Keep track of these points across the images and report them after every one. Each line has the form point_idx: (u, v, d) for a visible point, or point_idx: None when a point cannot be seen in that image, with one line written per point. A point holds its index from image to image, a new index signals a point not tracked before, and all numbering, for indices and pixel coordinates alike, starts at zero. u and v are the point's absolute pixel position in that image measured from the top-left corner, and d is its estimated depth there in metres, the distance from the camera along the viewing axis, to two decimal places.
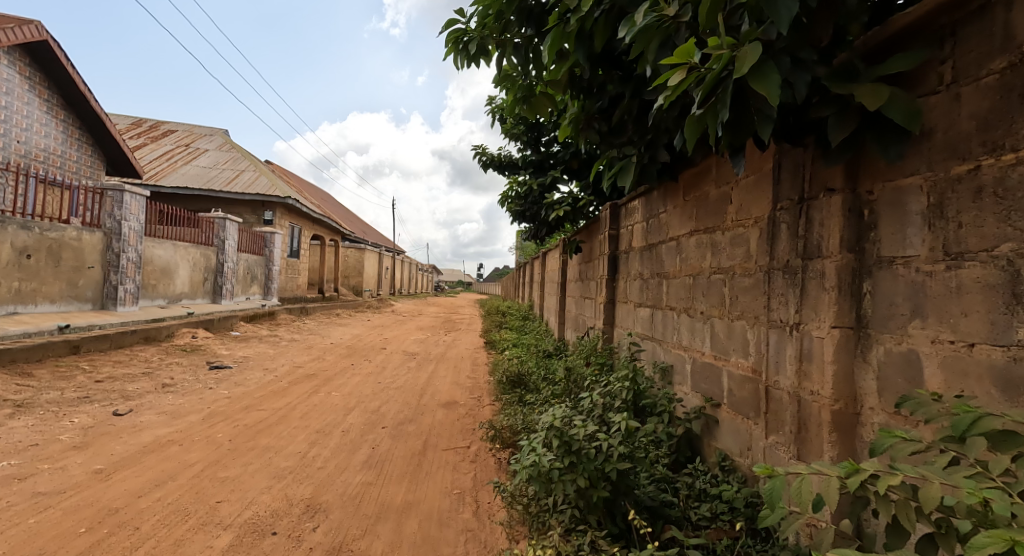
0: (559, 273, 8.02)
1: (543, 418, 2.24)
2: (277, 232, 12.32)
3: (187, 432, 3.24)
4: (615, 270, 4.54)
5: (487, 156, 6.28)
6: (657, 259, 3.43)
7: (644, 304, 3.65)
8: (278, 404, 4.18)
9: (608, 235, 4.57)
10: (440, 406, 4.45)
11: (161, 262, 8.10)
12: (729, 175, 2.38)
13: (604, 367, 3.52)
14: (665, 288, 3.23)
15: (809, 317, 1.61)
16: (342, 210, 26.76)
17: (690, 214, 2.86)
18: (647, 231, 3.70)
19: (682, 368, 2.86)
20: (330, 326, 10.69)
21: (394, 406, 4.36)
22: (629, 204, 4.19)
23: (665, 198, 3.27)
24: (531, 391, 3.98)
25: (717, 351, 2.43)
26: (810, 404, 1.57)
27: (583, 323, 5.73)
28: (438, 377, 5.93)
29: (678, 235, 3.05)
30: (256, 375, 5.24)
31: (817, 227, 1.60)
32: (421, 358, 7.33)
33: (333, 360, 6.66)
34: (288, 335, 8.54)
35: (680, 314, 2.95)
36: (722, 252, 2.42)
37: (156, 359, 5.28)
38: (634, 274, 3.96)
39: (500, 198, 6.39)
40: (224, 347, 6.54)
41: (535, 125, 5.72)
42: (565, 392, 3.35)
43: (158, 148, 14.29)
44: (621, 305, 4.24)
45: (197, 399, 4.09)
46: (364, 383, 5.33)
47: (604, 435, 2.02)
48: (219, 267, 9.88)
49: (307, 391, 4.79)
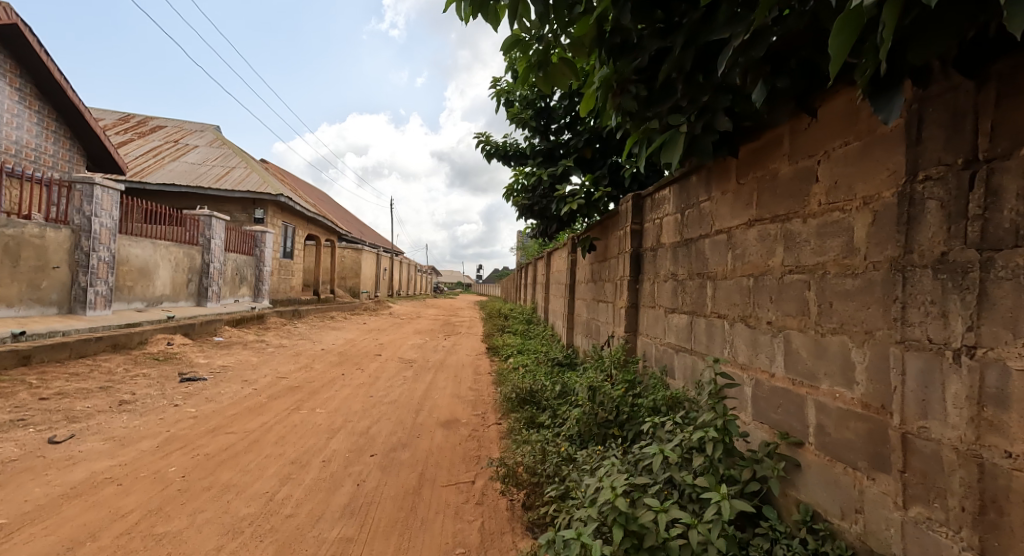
0: (566, 274, 7.49)
1: (600, 492, 1.87)
2: (269, 231, 11.78)
3: (132, 465, 2.68)
4: (638, 270, 4.02)
5: (491, 145, 5.73)
6: (698, 256, 2.89)
7: (679, 310, 3.13)
8: (251, 425, 3.62)
9: (630, 231, 4.05)
10: (439, 426, 3.89)
11: (138, 262, 7.54)
12: (812, 146, 1.85)
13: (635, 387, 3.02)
14: (710, 292, 2.70)
15: (1000, 339, 1.07)
16: (339, 210, 26.24)
17: (749, 200, 2.32)
18: (682, 224, 3.19)
19: (739, 391, 2.32)
20: (323, 330, 10.11)
21: (386, 426, 3.81)
22: (658, 194, 3.66)
23: (711, 182, 2.75)
24: (546, 412, 3.45)
25: (796, 375, 1.89)
26: (1009, 474, 1.03)
27: (597, 328, 5.21)
28: (437, 388, 5.39)
29: (728, 228, 2.53)
30: (233, 388, 4.67)
31: (1012, 203, 1.06)
32: (418, 366, 6.79)
33: (322, 369, 6.10)
34: (277, 341, 7.99)
35: (733, 324, 2.42)
36: (803, 247, 1.88)
37: (120, 370, 4.72)
38: (664, 275, 3.44)
39: (505, 192, 5.87)
40: (202, 355, 5.98)
41: (544, 109, 5.20)
42: (589, 413, 2.84)
43: (145, 144, 13.72)
44: (647, 311, 3.72)
45: (156, 419, 3.53)
46: (355, 397, 4.78)
47: (686, 524, 1.65)
48: (205, 268, 9.30)
49: (288, 406, 4.24)
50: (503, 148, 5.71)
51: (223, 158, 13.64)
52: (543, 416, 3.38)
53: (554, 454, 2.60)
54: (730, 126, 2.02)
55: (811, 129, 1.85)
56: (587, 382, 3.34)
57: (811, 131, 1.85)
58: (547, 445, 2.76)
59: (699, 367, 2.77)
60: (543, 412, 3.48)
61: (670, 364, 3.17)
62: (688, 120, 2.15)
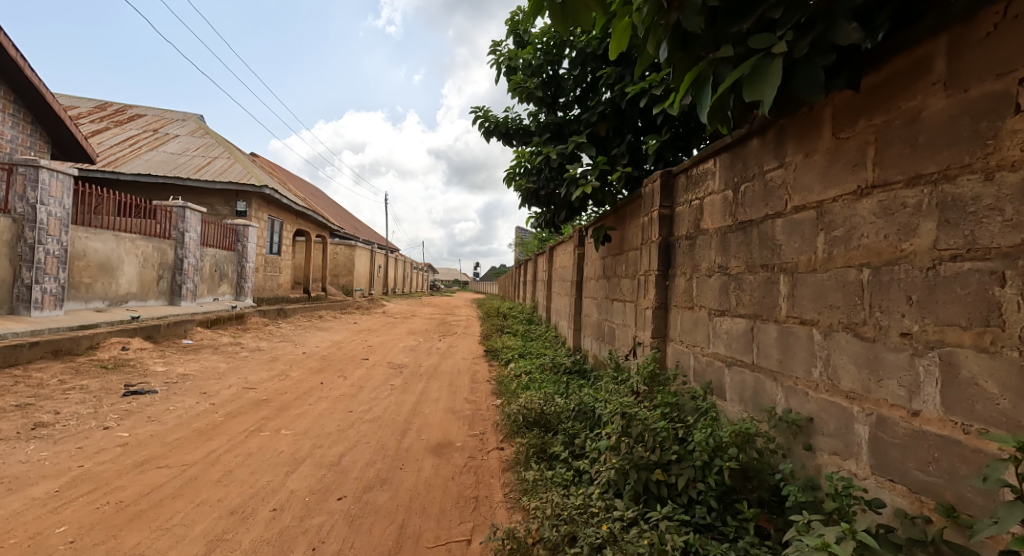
0: (572, 270, 6.82)
1: None
2: (251, 224, 11.05)
3: (6, 526, 2.00)
4: (668, 263, 3.36)
5: (490, 121, 5.04)
6: (764, 243, 2.21)
7: (731, 313, 2.48)
8: (194, 454, 2.92)
9: (657, 216, 3.41)
10: (427, 453, 3.21)
11: (98, 257, 6.82)
12: (1000, 60, 1.20)
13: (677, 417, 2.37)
14: (784, 290, 2.03)
15: None
16: (332, 206, 25.51)
17: (856, 160, 1.64)
18: (734, 203, 2.52)
19: (843, 430, 1.64)
20: (308, 331, 9.39)
21: (364, 454, 3.12)
22: (699, 168, 2.99)
23: (786, 143, 2.07)
24: (561, 441, 2.78)
25: (968, 420, 1.23)
26: None
27: (613, 332, 4.56)
28: (428, 400, 4.71)
29: (817, 202, 1.85)
30: (186, 403, 3.97)
31: None
32: (409, 372, 6.10)
33: (299, 377, 5.39)
34: (254, 344, 7.28)
35: (829, 335, 1.74)
36: (986, 219, 1.22)
37: (54, 383, 4.01)
38: (708, 269, 2.78)
39: (506, 175, 5.17)
40: (162, 362, 5.27)
41: (552, 77, 4.57)
42: (622, 449, 2.15)
43: (121, 132, 12.95)
44: (683, 312, 3.06)
45: (74, 448, 2.84)
46: (331, 413, 4.08)
47: None
48: (178, 264, 8.54)
49: (249, 426, 3.56)
50: (505, 124, 5.00)
51: (204, 148, 12.90)
52: (558, 447, 2.69)
53: (590, 526, 1.90)
54: (859, 37, 1.36)
55: (999, 34, 1.20)
56: (613, 406, 2.66)
57: (1000, 36, 1.20)
58: (573, 508, 2.07)
59: (766, 389, 2.11)
60: (558, 443, 2.79)
61: (720, 383, 2.51)
62: (785, 39, 1.48)
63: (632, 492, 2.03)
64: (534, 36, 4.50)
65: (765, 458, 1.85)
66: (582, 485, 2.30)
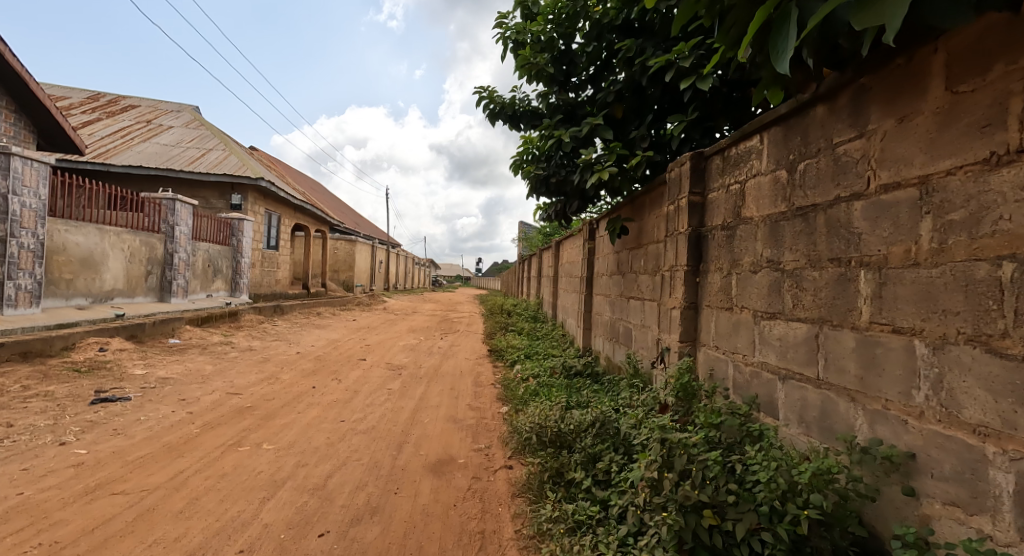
0: (581, 265, 6.43)
1: None
2: (247, 218, 10.68)
3: None
4: (699, 257, 2.96)
5: (495, 102, 4.62)
6: (833, 233, 1.82)
7: (785, 316, 2.08)
8: (158, 476, 2.55)
9: (686, 203, 3.01)
10: (426, 473, 2.84)
11: (80, 252, 6.46)
12: None
13: (722, 445, 1.99)
14: (865, 290, 1.63)
15: None
16: (332, 201, 25.12)
17: (989, 118, 1.25)
18: (789, 185, 2.12)
19: (967, 474, 1.26)
20: (305, 330, 9.02)
21: (353, 475, 2.75)
22: (739, 147, 2.59)
23: (868, 107, 1.67)
24: (581, 468, 2.39)
25: None
26: None
27: (630, 333, 4.18)
28: (428, 406, 4.34)
29: (920, 176, 1.45)
30: (161, 412, 3.60)
31: None
32: (408, 374, 5.72)
33: (290, 381, 5.02)
34: (246, 343, 6.91)
35: (940, 349, 1.35)
36: None
37: (15, 390, 3.64)
38: (752, 263, 2.38)
39: (513, 161, 4.76)
40: (142, 364, 4.90)
41: (565, 53, 4.17)
42: (663, 485, 1.75)
43: (113, 123, 12.56)
44: (720, 313, 2.67)
45: (18, 469, 2.47)
46: (321, 423, 3.71)
47: None
48: (168, 259, 8.16)
49: (227, 439, 3.19)
50: (512, 106, 4.57)
51: (199, 140, 12.51)
52: (579, 475, 2.30)
53: None
54: None
55: None
56: (645, 428, 2.27)
57: None
58: None
59: (840, 410, 1.72)
60: (577, 469, 2.41)
61: (774, 399, 2.13)
62: None
63: (677, 544, 1.63)
64: (545, 7, 4.09)
65: (854, 505, 1.45)
66: (611, 528, 1.90)
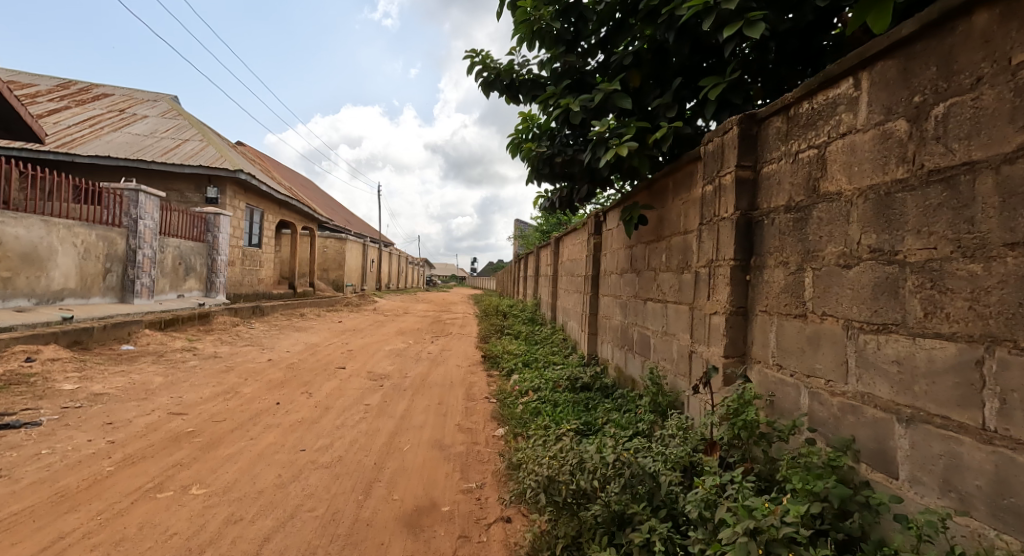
0: (585, 263, 5.75)
1: None
2: (224, 213, 9.90)
3: None
4: (749, 248, 2.30)
5: (490, 70, 3.95)
6: (1017, 205, 1.17)
7: (910, 331, 1.43)
8: (26, 546, 1.87)
9: (733, 179, 2.35)
10: (398, 530, 2.16)
11: (22, 247, 5.74)
12: None
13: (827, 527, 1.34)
14: None
15: None
16: (322, 198, 24.36)
17: None
18: (912, 139, 1.47)
19: None
20: (284, 333, 8.30)
21: (299, 536, 2.07)
22: (814, 100, 1.93)
23: None
24: (605, 541, 1.75)
25: None
26: None
27: (650, 341, 3.51)
28: (408, 427, 3.66)
29: None
30: (74, 441, 2.90)
31: None
32: (391, 385, 5.04)
33: (251, 395, 4.32)
34: (212, 349, 6.19)
35: None
36: None
37: None
38: (841, 253, 1.73)
39: (511, 141, 4.11)
40: (76, 376, 4.19)
41: (573, 7, 3.48)
42: None
43: (82, 112, 11.77)
44: (786, 320, 2.02)
45: None
46: (275, 453, 3.02)
47: None
48: (131, 256, 7.42)
49: (147, 479, 2.50)
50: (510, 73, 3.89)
51: (175, 130, 11.74)
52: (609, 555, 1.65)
53: None
54: None
55: None
56: (700, 492, 1.62)
57: None
58: None
59: None
60: (601, 541, 1.76)
61: (887, 450, 1.48)
62: None
63: None
64: None
65: None
66: None
